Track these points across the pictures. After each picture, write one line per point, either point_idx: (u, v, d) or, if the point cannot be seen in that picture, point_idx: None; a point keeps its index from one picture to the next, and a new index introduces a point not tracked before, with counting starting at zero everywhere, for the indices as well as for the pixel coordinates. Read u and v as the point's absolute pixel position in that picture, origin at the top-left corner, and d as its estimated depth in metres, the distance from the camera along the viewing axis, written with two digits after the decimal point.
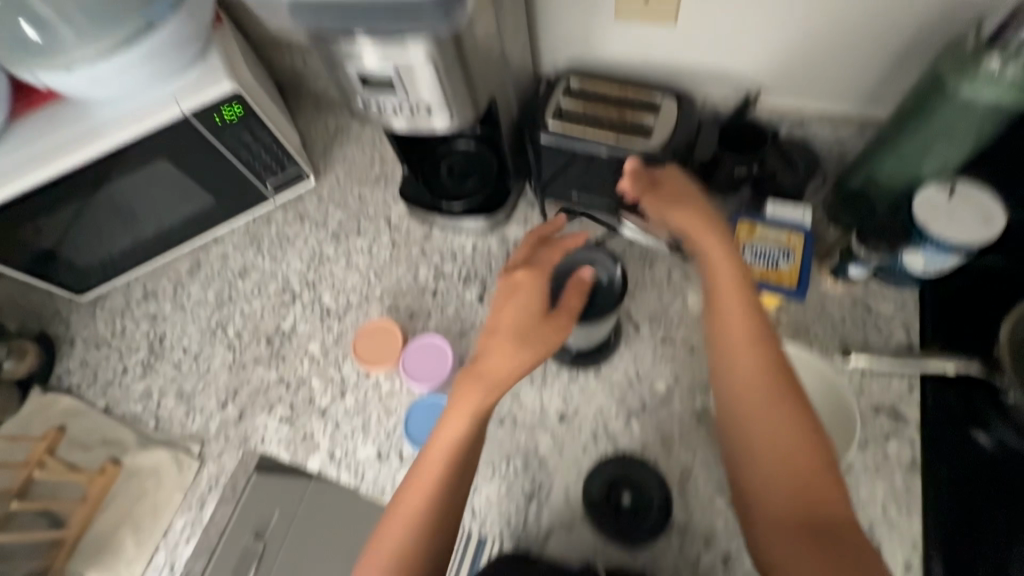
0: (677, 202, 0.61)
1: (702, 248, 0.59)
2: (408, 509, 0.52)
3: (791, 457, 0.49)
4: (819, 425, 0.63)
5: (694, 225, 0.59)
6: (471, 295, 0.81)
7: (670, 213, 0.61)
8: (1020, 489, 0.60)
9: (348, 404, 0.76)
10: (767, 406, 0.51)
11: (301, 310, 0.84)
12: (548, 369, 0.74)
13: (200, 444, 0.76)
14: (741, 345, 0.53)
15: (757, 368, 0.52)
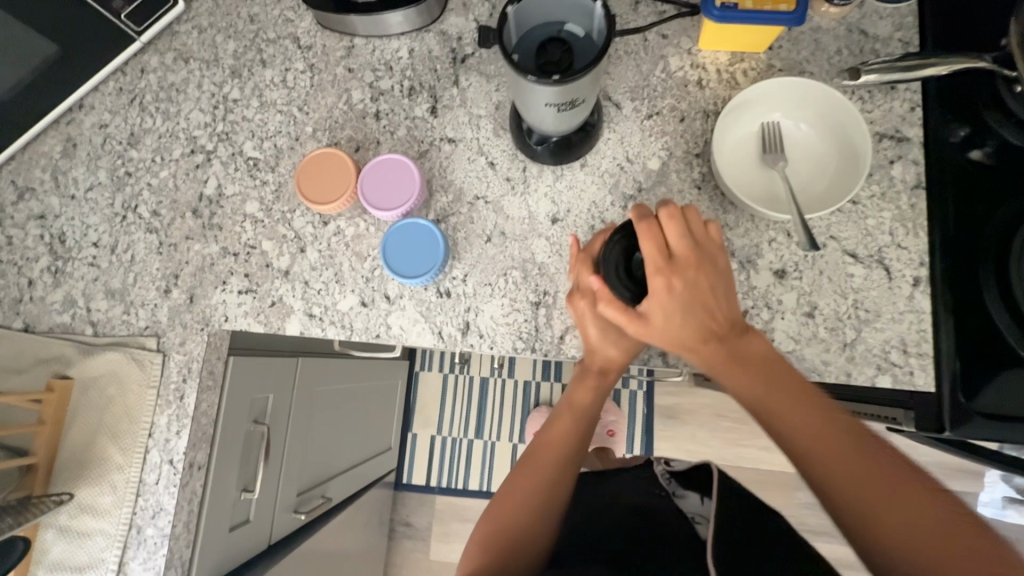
0: (664, 300, 0.48)
1: (679, 331, 0.49)
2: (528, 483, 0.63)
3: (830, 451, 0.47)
4: (830, 161, 0.59)
5: (684, 313, 0.48)
6: (422, 110, 0.68)
7: (654, 325, 0.49)
8: (1012, 189, 0.61)
9: (312, 259, 0.66)
10: (804, 444, 0.48)
11: (223, 169, 0.70)
12: (528, 172, 0.65)
13: (155, 338, 0.66)
14: (736, 371, 0.50)
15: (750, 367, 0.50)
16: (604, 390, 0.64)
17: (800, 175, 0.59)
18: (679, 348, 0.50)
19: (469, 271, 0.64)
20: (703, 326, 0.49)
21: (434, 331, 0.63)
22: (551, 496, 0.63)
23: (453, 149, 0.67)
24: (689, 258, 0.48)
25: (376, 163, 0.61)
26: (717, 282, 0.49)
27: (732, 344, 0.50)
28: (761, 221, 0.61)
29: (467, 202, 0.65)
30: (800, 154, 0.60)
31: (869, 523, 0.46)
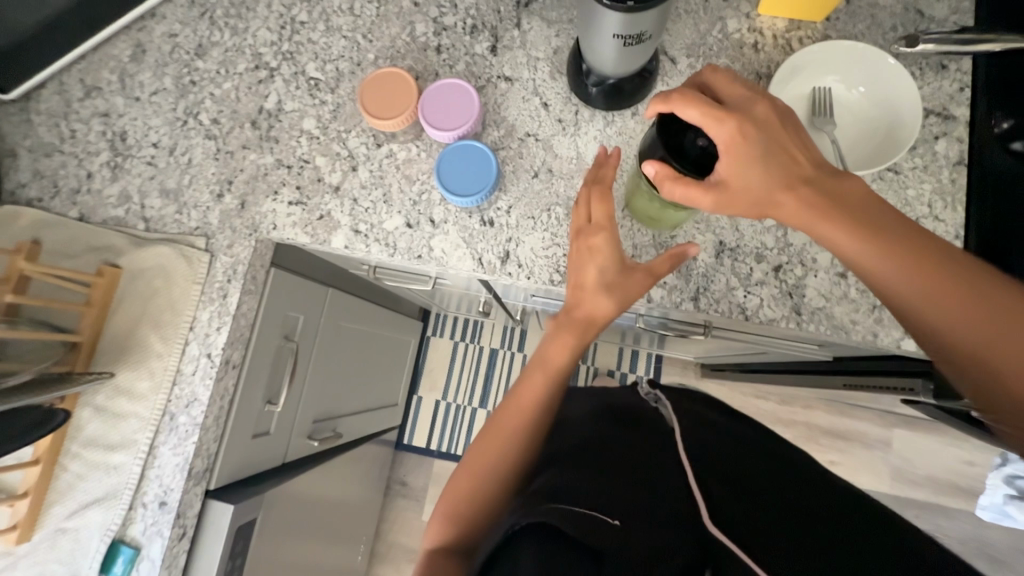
0: (736, 149, 0.45)
1: (755, 174, 0.45)
2: (489, 446, 0.59)
3: (947, 286, 0.42)
4: (879, 126, 0.61)
5: (762, 155, 0.45)
6: (482, 47, 0.70)
7: (733, 185, 0.46)
8: None
9: (362, 178, 0.68)
10: (917, 292, 0.43)
11: (284, 86, 0.72)
12: (580, 115, 0.67)
13: (205, 239, 0.69)
14: (841, 219, 0.44)
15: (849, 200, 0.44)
16: (579, 349, 0.60)
17: (847, 138, 0.61)
18: (764, 205, 0.46)
19: (514, 203, 0.66)
20: (781, 169, 0.45)
21: (475, 257, 0.65)
22: (519, 455, 0.59)
23: (509, 87, 0.69)
24: (751, 106, 0.47)
25: (461, 84, 0.63)
26: (783, 119, 0.47)
27: (823, 185, 0.45)
28: None
29: (518, 138, 0.67)
30: (850, 119, 0.62)
31: (989, 359, 0.42)
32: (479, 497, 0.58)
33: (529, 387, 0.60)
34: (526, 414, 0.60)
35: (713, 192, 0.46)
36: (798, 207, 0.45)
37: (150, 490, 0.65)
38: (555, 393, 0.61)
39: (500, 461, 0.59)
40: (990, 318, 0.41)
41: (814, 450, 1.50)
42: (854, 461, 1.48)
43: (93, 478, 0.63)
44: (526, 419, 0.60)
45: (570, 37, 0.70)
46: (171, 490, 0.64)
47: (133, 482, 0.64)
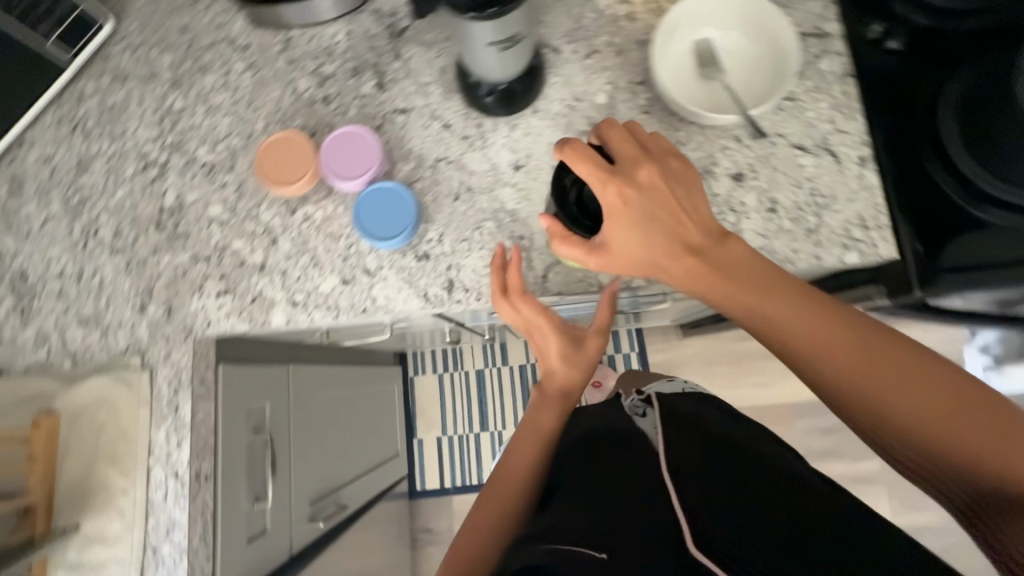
0: (621, 213, 0.50)
1: (641, 242, 0.51)
2: (493, 504, 0.71)
3: (833, 347, 0.50)
4: (765, 59, 0.62)
5: (643, 220, 0.50)
6: (369, 87, 0.69)
7: (617, 246, 0.52)
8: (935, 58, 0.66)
9: (285, 249, 0.66)
10: (800, 332, 0.50)
11: (180, 178, 0.69)
12: (483, 127, 0.67)
13: (139, 355, 0.65)
14: (724, 280, 0.51)
15: (733, 264, 0.51)
16: (563, 419, 0.76)
17: (738, 78, 0.63)
18: (649, 267, 0.52)
19: (443, 231, 0.65)
20: (667, 236, 0.51)
21: (420, 294, 0.64)
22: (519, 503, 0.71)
23: (406, 119, 0.68)
24: (640, 169, 0.50)
25: (360, 130, 0.61)
26: (667, 176, 0.51)
27: (710, 254, 0.51)
28: (713, 131, 0.64)
29: (429, 166, 0.66)
30: (736, 58, 0.63)
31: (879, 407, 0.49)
32: (485, 548, 0.68)
33: (524, 445, 0.75)
34: (525, 459, 0.74)
35: (601, 258, 0.53)
36: (688, 273, 0.51)
37: None
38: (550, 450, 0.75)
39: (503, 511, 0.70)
40: (880, 376, 0.49)
41: None
42: None
43: None
44: (526, 467, 0.73)
45: (452, 55, 0.69)
46: None
47: None
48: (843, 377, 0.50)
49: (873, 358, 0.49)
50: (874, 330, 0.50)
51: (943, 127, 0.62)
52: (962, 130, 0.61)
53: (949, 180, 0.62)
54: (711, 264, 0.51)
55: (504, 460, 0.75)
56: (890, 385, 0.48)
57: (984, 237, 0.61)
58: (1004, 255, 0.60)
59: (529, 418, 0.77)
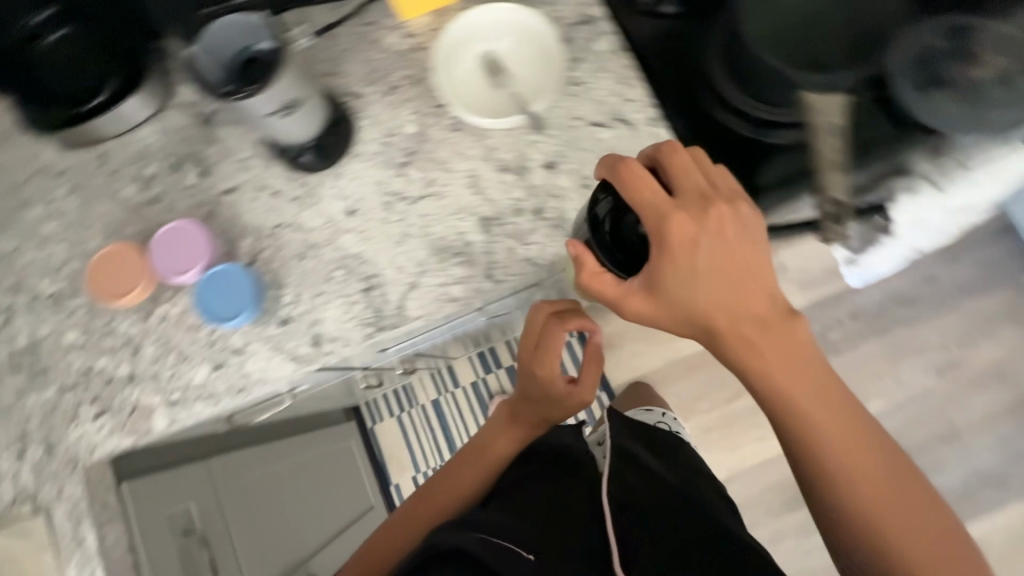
0: (664, 243, 0.53)
1: (701, 295, 0.53)
2: (437, 493, 0.81)
3: (825, 407, 0.56)
4: (540, 55, 0.68)
5: (707, 263, 0.53)
6: (193, 177, 0.71)
7: (667, 285, 0.53)
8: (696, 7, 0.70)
9: (150, 353, 0.67)
10: (805, 406, 0.56)
11: (28, 316, 0.69)
12: (310, 184, 0.70)
13: (31, 500, 0.64)
14: (758, 336, 0.54)
15: (778, 343, 0.55)
16: (518, 447, 0.81)
17: (522, 72, 0.68)
18: (686, 321, 0.54)
19: (297, 291, 0.67)
20: (720, 296, 0.53)
21: (290, 356, 0.66)
22: (456, 498, 0.80)
23: (236, 197, 0.70)
24: (710, 211, 0.53)
25: (192, 224, 0.64)
26: (734, 226, 0.54)
27: (768, 321, 0.54)
28: (517, 129, 0.69)
29: (269, 234, 0.69)
30: (514, 53, 0.68)
31: (831, 471, 0.57)
32: (404, 547, 0.78)
33: (476, 461, 0.81)
34: (477, 471, 0.81)
35: (658, 304, 0.54)
36: (726, 329, 0.54)
37: None
38: (496, 466, 0.81)
39: (442, 507, 0.79)
40: (852, 447, 0.57)
41: None
42: None
43: None
44: (479, 467, 0.81)
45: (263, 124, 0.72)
46: None
47: None
48: (825, 428, 0.56)
49: (876, 475, 0.57)
50: (875, 428, 0.58)
51: (710, 66, 0.67)
52: (724, 66, 0.66)
53: (730, 114, 0.67)
54: (751, 334, 0.54)
55: (457, 459, 0.83)
56: (854, 469, 0.57)
57: (773, 155, 0.67)
58: (795, 169, 0.67)
59: (491, 439, 0.81)
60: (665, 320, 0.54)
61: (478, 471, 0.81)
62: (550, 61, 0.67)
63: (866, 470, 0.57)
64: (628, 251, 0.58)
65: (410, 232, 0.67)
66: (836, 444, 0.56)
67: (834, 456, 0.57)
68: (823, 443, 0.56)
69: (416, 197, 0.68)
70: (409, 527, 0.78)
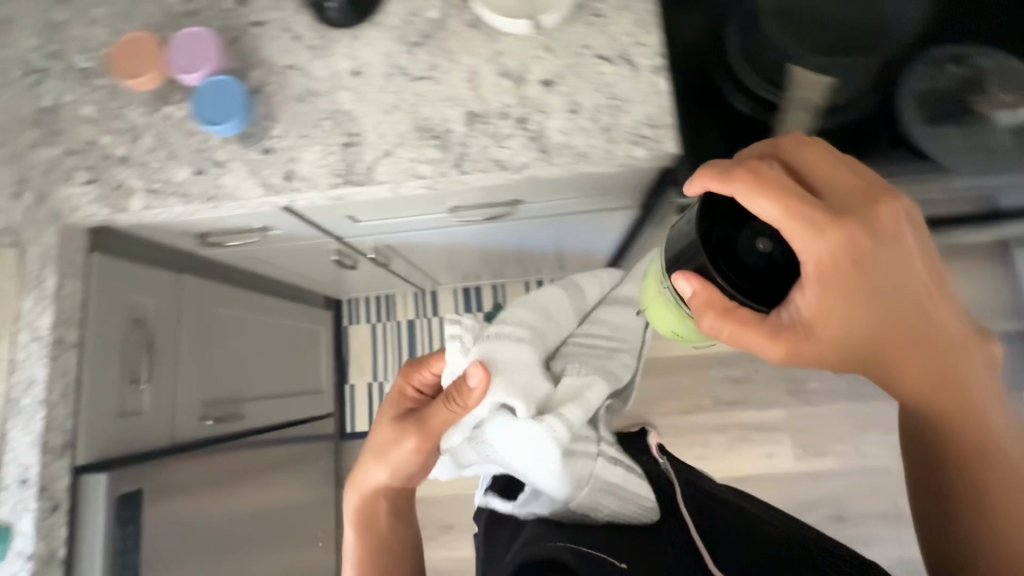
0: (832, 296, 0.46)
1: (868, 311, 0.47)
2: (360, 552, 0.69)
3: (979, 432, 0.51)
4: None
5: (882, 281, 0.47)
6: (230, 3, 0.76)
7: (826, 322, 0.47)
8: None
9: (147, 144, 0.73)
10: (923, 407, 0.51)
11: (58, 82, 0.76)
12: (328, 39, 0.74)
13: (13, 235, 0.72)
14: (910, 344, 0.48)
15: (961, 363, 0.49)
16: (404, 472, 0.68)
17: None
18: (867, 296, 0.47)
19: (285, 128, 0.72)
20: (885, 307, 0.47)
21: (262, 182, 0.71)
22: (392, 512, 0.71)
23: (261, 31, 0.75)
24: (883, 210, 0.46)
25: (197, 31, 0.67)
26: (908, 255, 0.47)
27: (927, 326, 0.48)
28: (527, 42, 0.71)
29: (278, 71, 0.74)
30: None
31: (977, 475, 0.53)
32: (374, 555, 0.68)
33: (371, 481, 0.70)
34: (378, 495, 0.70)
35: (819, 347, 0.48)
36: (897, 343, 0.48)
37: (9, 472, 0.67)
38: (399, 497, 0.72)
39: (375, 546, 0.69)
40: (994, 477, 0.53)
41: None
42: None
43: None
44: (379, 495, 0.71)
45: None
46: (29, 467, 0.67)
47: None
48: (968, 455, 0.53)
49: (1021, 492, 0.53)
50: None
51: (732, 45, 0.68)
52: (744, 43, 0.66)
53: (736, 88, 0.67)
54: (924, 337, 0.48)
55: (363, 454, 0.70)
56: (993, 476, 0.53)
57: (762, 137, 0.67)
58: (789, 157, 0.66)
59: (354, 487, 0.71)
60: (805, 355, 0.48)
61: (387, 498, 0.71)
62: None
63: (1021, 498, 0.53)
64: (760, 276, 0.46)
65: (401, 105, 0.71)
66: (973, 444, 0.52)
67: (973, 473, 0.53)
68: (960, 462, 0.53)
69: (418, 76, 0.72)
70: (361, 521, 0.70)
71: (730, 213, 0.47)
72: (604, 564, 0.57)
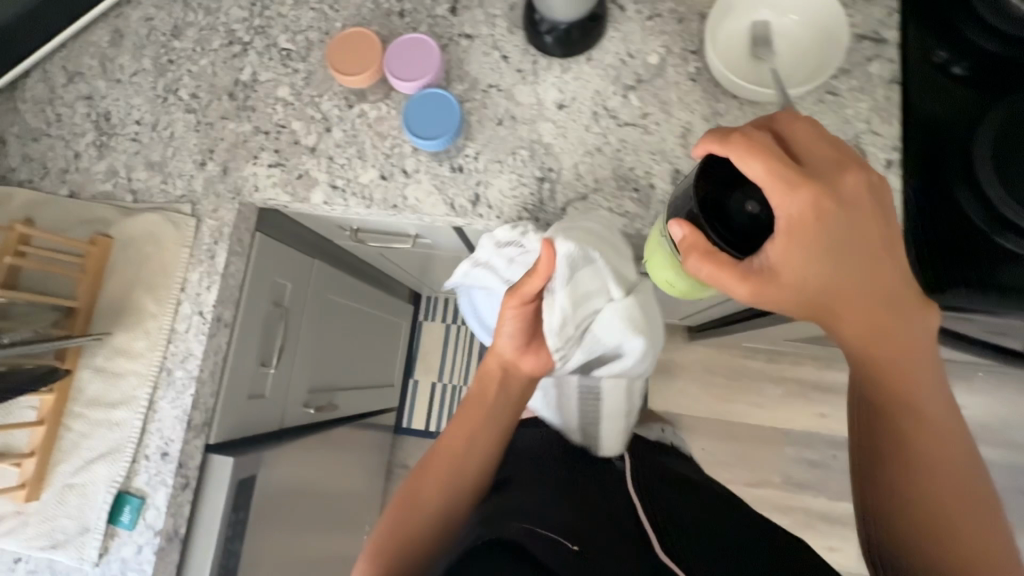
0: (796, 237, 0.45)
1: (830, 260, 0.46)
2: (436, 478, 0.65)
3: (884, 329, 0.48)
4: (811, 46, 0.65)
5: (846, 244, 0.46)
6: (442, 9, 0.74)
7: (786, 270, 0.46)
8: (1007, 82, 0.64)
9: (337, 137, 0.72)
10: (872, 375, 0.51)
11: (257, 58, 0.75)
12: (538, 65, 0.71)
13: (191, 205, 0.72)
14: (867, 330, 0.48)
15: (909, 338, 0.49)
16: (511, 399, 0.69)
17: (789, 33, 0.65)
18: (829, 253, 0.46)
19: (481, 150, 0.69)
20: (846, 275, 0.47)
21: (447, 202, 0.69)
22: (475, 452, 0.67)
23: (470, 44, 0.73)
24: (844, 176, 0.47)
25: (425, 40, 0.66)
26: (868, 215, 0.47)
27: (886, 280, 0.47)
28: (751, 108, 0.67)
29: (482, 90, 0.71)
30: (783, 7, 0.65)
31: (915, 468, 0.51)
32: (450, 488, 0.65)
33: (471, 411, 0.68)
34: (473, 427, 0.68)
35: (771, 292, 0.46)
36: (852, 310, 0.47)
37: (151, 443, 0.67)
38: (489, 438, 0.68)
39: (453, 484, 0.65)
40: (920, 385, 0.50)
41: (801, 405, 1.57)
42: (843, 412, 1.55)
43: (97, 435, 0.66)
44: (482, 437, 0.68)
45: None
46: (172, 441, 0.66)
47: (135, 436, 0.66)
48: (903, 391, 0.51)
49: (941, 420, 0.51)
50: (948, 416, 0.52)
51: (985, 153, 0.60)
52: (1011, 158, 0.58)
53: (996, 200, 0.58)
54: (869, 299, 0.47)
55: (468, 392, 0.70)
56: (933, 457, 0.51)
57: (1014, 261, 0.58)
58: None
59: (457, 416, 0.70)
60: (768, 300, 0.47)
61: (487, 435, 0.68)
62: (819, 51, 0.64)
63: (927, 395, 0.51)
64: (740, 231, 0.48)
65: (604, 150, 0.68)
66: (922, 441, 0.51)
67: (914, 473, 0.51)
68: (910, 434, 0.51)
69: (627, 122, 0.69)
70: (464, 433, 0.68)
71: (722, 174, 0.49)
72: (557, 546, 0.56)
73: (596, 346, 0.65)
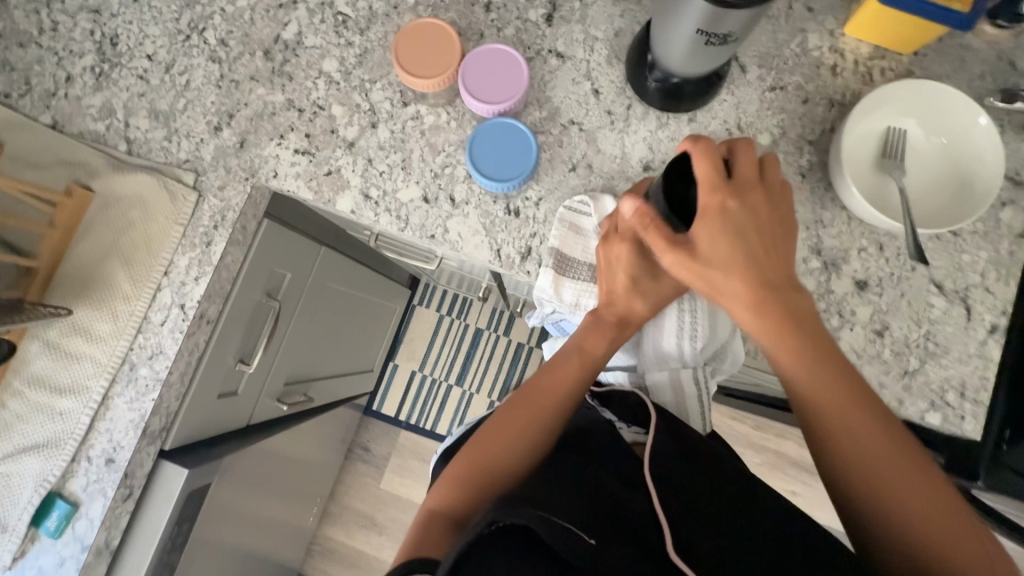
0: (715, 222, 0.44)
1: (732, 245, 0.44)
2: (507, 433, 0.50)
3: (782, 330, 0.45)
4: (949, 183, 0.56)
5: (746, 232, 0.44)
6: (537, 14, 0.62)
7: (701, 253, 0.45)
8: None
9: (381, 137, 0.60)
10: (795, 389, 0.46)
11: (306, 14, 0.62)
12: (632, 111, 0.61)
13: (194, 174, 0.61)
14: (777, 326, 0.45)
15: (809, 335, 0.45)
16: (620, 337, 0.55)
17: (925, 153, 0.56)
18: (737, 241, 0.44)
19: (544, 196, 0.59)
20: (746, 263, 0.45)
21: (493, 247, 0.59)
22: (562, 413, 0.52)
23: (560, 65, 0.61)
24: (745, 183, 0.46)
25: (518, 59, 0.56)
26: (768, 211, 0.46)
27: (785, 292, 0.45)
28: (859, 225, 0.58)
29: (560, 124, 0.60)
30: (931, 124, 0.56)
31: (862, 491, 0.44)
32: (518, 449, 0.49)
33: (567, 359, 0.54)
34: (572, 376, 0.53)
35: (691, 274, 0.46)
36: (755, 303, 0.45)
37: (97, 444, 0.58)
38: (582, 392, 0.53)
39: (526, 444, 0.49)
40: (849, 408, 0.45)
41: (775, 479, 1.53)
42: (815, 494, 1.52)
43: (35, 422, 0.57)
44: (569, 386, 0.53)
45: (636, 20, 0.62)
46: (121, 448, 0.58)
47: (79, 432, 0.57)
48: (814, 402, 0.45)
49: (885, 454, 0.44)
50: (902, 452, 0.44)
51: None
52: None
53: None
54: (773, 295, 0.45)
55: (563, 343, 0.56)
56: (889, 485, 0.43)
57: None
58: None
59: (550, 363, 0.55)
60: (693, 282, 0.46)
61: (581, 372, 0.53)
62: (955, 193, 0.55)
63: (859, 420, 0.44)
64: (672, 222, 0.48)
65: None
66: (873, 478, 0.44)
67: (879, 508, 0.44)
68: (852, 469, 0.45)
69: None
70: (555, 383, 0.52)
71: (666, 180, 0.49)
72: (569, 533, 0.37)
73: (650, 353, 0.58)
